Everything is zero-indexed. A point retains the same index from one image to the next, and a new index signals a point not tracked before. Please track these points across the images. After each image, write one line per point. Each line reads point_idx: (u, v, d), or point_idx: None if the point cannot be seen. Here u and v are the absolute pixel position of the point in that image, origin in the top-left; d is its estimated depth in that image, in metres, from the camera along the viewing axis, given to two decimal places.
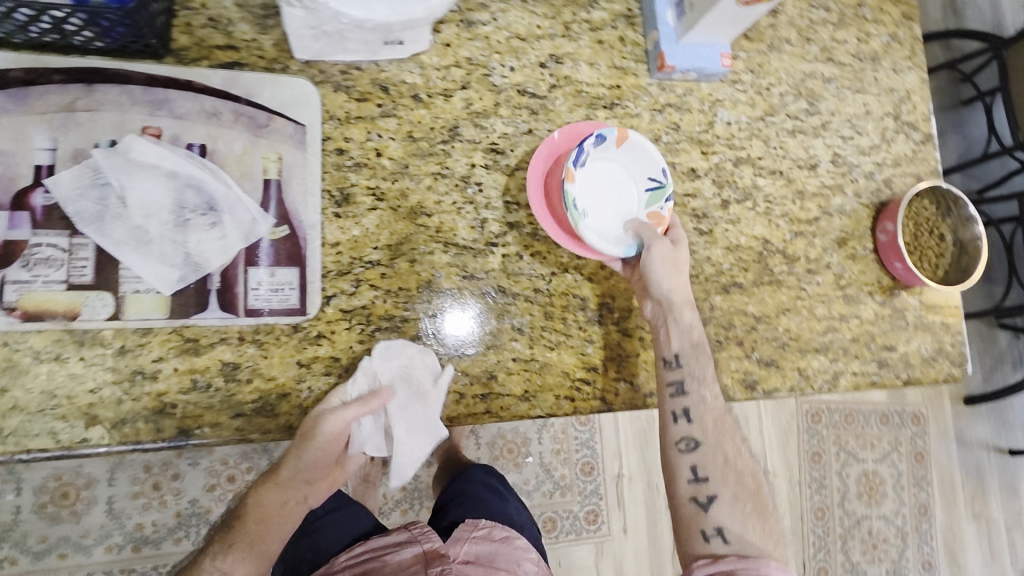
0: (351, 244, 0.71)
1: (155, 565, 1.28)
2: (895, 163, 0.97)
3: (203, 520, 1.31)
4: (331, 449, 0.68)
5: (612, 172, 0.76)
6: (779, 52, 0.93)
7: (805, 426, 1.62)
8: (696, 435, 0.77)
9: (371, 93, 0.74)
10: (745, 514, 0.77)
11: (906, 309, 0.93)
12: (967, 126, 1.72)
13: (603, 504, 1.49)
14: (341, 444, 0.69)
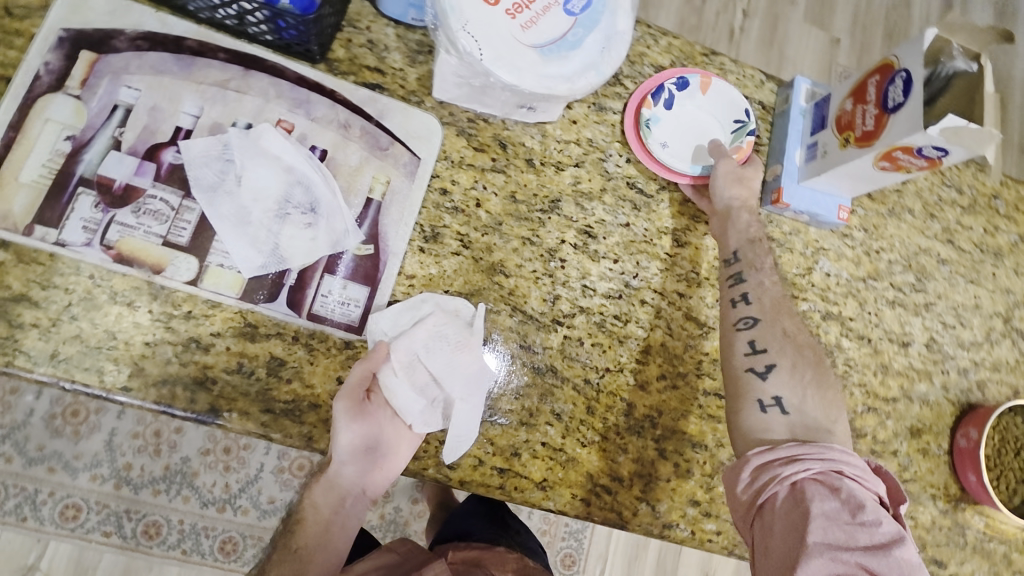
0: (425, 281, 0.72)
1: (128, 508, 1.29)
2: (994, 367, 0.91)
3: (186, 480, 1.33)
4: (371, 413, 0.66)
5: (704, 113, 0.83)
6: (899, 219, 0.90)
7: None
8: (756, 312, 0.75)
9: (489, 146, 0.76)
10: (806, 368, 0.74)
11: (966, 526, 0.85)
12: None
13: None
14: (381, 404, 0.67)
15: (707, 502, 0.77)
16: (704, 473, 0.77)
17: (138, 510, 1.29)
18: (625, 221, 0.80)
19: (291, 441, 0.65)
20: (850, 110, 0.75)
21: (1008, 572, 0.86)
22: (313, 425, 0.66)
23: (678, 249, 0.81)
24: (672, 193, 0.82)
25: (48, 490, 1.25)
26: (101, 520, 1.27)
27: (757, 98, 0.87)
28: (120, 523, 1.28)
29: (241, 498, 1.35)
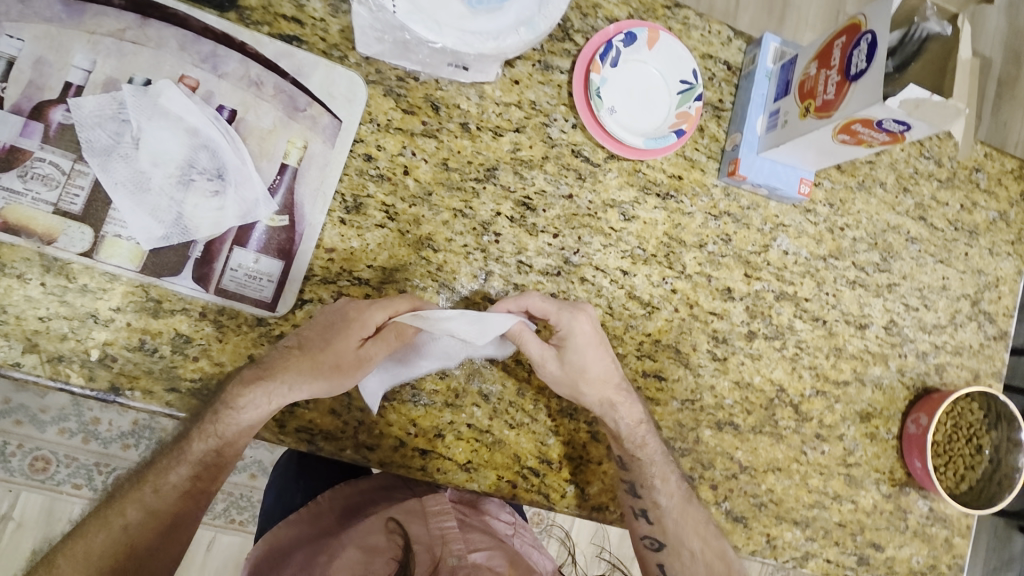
0: (345, 255, 0.68)
1: (96, 462, 1.26)
2: (956, 351, 0.87)
3: (155, 436, 1.29)
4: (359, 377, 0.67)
5: (647, 73, 0.75)
6: (868, 193, 0.85)
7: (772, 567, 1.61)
8: (659, 538, 0.76)
9: (420, 108, 0.70)
10: (696, 541, 0.74)
11: (908, 511, 0.84)
12: None
13: None
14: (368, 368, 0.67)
15: None
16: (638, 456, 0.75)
17: (106, 464, 1.27)
18: (568, 192, 0.74)
19: (200, 420, 0.63)
20: (813, 75, 0.68)
21: (948, 556, 0.85)
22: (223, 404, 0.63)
23: (625, 224, 0.76)
24: (622, 162, 0.76)
25: (15, 442, 1.22)
26: (70, 472, 1.25)
27: (722, 58, 0.80)
28: (89, 476, 1.26)
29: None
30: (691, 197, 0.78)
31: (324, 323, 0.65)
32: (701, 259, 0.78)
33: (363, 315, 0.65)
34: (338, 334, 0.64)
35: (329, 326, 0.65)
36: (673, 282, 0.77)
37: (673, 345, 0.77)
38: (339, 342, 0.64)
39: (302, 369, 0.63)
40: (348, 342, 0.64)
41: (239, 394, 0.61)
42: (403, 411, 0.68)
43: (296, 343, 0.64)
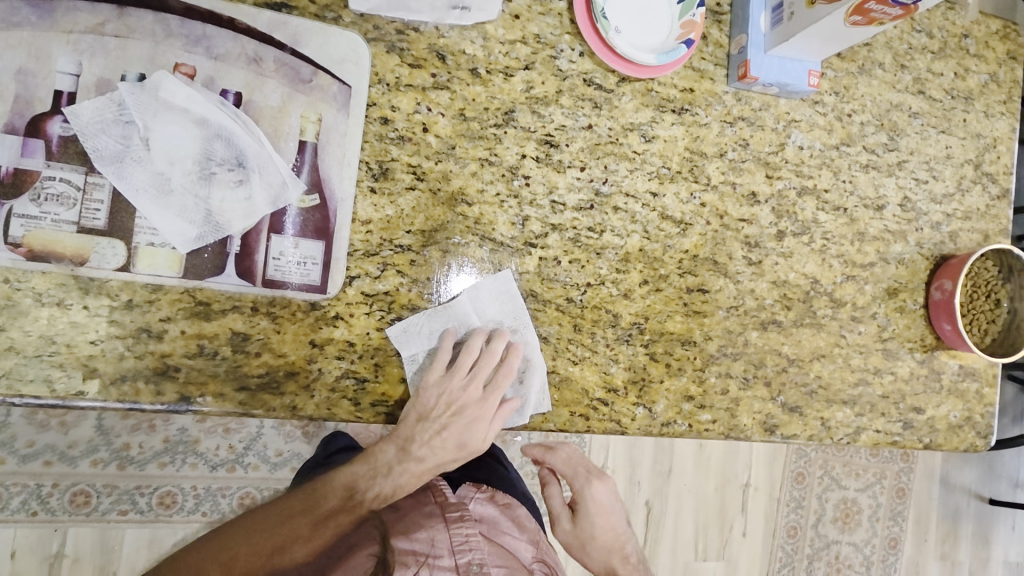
0: (383, 224, 0.66)
1: None
2: (965, 216, 0.91)
3: None
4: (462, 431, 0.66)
5: None
6: (870, 76, 0.86)
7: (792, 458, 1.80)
8: None
9: (426, 60, 0.68)
10: None
11: (941, 372, 0.89)
12: None
13: None
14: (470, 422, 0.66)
15: (701, 395, 0.78)
16: (696, 370, 0.78)
17: None
18: (587, 123, 0.74)
19: (275, 413, 0.62)
20: None
21: (981, 406, 0.91)
22: (295, 394, 0.63)
23: (646, 145, 0.76)
24: (634, 84, 0.75)
25: None
26: None
27: None
28: None
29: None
30: (706, 107, 0.78)
31: (454, 428, 0.65)
32: (723, 169, 0.79)
33: (482, 410, 0.66)
34: (472, 440, 0.65)
35: (462, 431, 0.65)
36: (701, 195, 0.78)
37: (710, 257, 0.79)
38: (478, 445, 0.66)
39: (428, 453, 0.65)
40: (483, 441, 0.66)
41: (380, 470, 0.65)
42: None
43: (433, 442, 0.64)
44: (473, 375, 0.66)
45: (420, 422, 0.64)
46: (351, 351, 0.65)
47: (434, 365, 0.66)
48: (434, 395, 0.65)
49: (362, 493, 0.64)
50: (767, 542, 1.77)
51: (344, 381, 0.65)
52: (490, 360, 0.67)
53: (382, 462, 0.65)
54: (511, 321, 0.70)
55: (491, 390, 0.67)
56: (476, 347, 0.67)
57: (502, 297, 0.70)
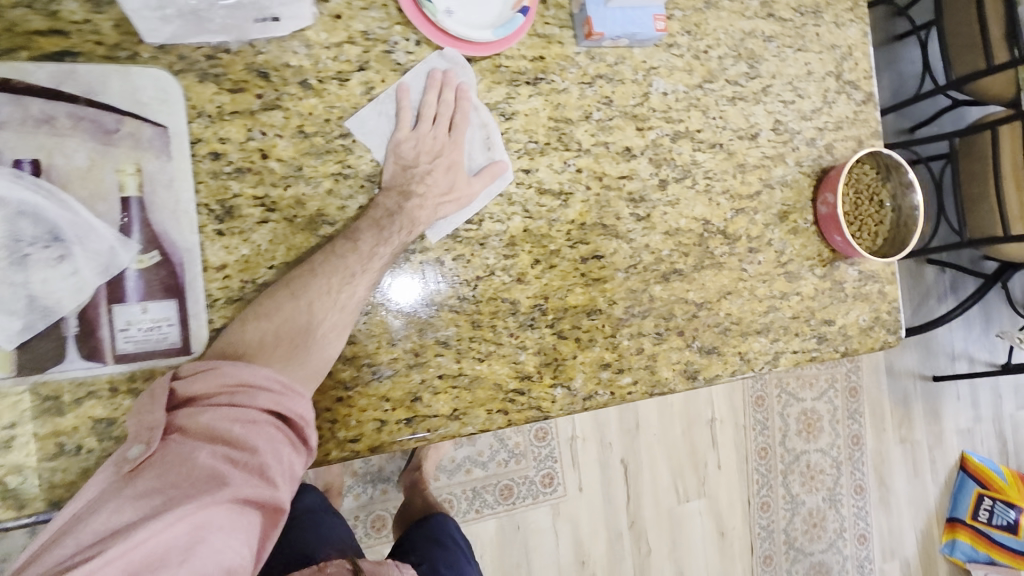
0: (241, 266, 0.62)
1: None
2: (837, 127, 0.93)
3: None
4: (445, 177, 0.69)
5: None
6: (717, 9, 0.85)
7: (751, 406, 1.87)
8: None
9: (247, 81, 0.63)
10: None
11: (844, 281, 0.91)
12: (899, 63, 1.80)
13: (557, 466, 1.69)
14: (448, 165, 0.69)
15: (617, 360, 0.78)
16: (606, 336, 0.77)
17: None
18: None
19: None
20: None
21: (886, 305, 0.94)
22: None
23: (507, 123, 0.73)
24: (481, 62, 0.72)
25: None
26: None
27: None
28: None
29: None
30: (560, 73, 0.76)
31: (441, 172, 0.69)
32: (593, 131, 0.78)
33: (457, 151, 0.70)
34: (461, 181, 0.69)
35: (450, 171, 0.69)
36: (576, 161, 0.76)
37: (598, 222, 0.77)
38: (467, 186, 0.69)
39: (423, 198, 0.67)
40: (474, 184, 0.70)
41: (345, 265, 0.62)
42: (370, 390, 0.66)
43: (419, 190, 0.67)
44: (439, 121, 0.69)
45: (407, 169, 0.67)
46: None
47: (402, 119, 0.68)
48: (411, 145, 0.68)
49: (388, 232, 0.65)
50: (742, 469, 1.87)
51: None
52: (446, 106, 0.69)
53: (390, 207, 0.66)
54: (447, 68, 0.70)
55: (456, 133, 0.70)
56: (433, 96, 0.69)
57: (442, 58, 0.70)
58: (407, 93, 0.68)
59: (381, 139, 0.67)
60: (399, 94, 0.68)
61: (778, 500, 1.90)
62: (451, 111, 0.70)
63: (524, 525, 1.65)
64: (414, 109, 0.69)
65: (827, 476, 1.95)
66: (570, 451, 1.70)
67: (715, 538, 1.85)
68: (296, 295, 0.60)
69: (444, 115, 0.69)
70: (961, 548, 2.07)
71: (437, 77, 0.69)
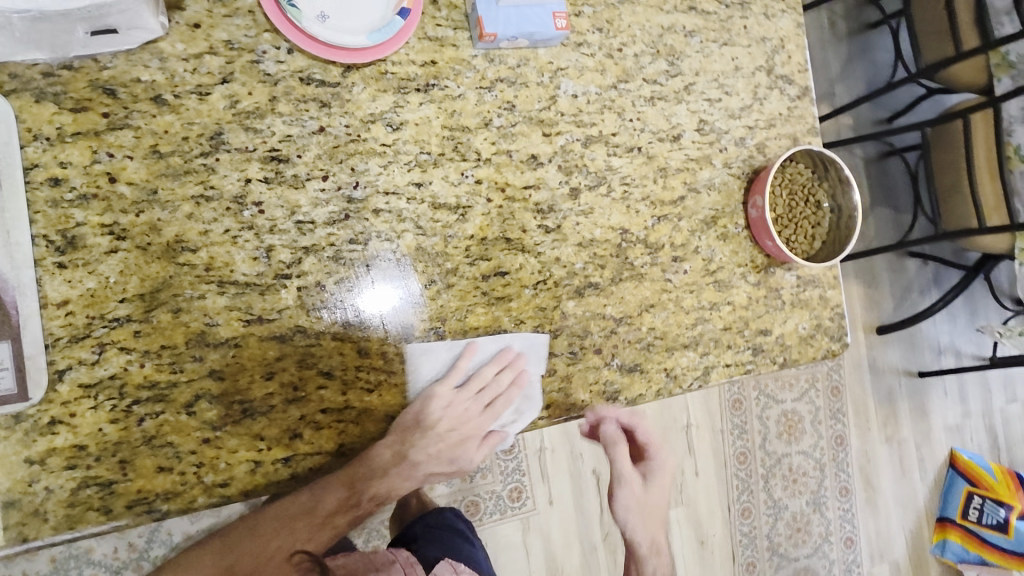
0: (86, 300, 0.57)
1: None
2: (769, 124, 0.87)
3: (83, 561, 1.18)
4: (449, 441, 0.68)
5: None
6: (632, 3, 0.80)
7: (729, 410, 1.74)
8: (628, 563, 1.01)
9: (91, 99, 0.57)
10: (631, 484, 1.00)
11: (780, 288, 0.86)
12: (875, 51, 1.65)
13: (526, 480, 1.58)
14: (456, 435, 0.69)
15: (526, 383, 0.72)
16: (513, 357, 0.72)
17: None
18: (317, 126, 0.65)
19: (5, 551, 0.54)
20: None
21: (830, 311, 0.88)
22: (24, 523, 0.55)
23: (395, 134, 0.68)
24: (364, 70, 0.67)
25: None
26: None
27: None
28: None
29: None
30: (455, 78, 0.71)
31: (450, 439, 0.68)
32: (493, 138, 0.72)
33: (473, 455, 0.70)
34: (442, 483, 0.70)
35: (457, 444, 0.69)
36: (474, 172, 0.71)
37: (501, 236, 0.72)
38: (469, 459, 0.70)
39: (425, 462, 0.67)
40: (476, 456, 0.71)
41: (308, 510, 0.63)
42: (243, 430, 0.61)
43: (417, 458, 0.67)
44: (480, 395, 0.70)
45: (422, 427, 0.67)
46: (85, 456, 0.56)
47: (448, 377, 0.68)
48: (440, 403, 0.68)
49: (358, 500, 0.64)
50: (723, 476, 1.73)
51: (84, 491, 0.56)
52: (498, 385, 0.70)
53: (383, 463, 0.65)
54: (519, 350, 0.72)
55: (491, 412, 0.70)
56: (491, 369, 0.70)
57: (522, 339, 0.72)
58: (473, 353, 0.70)
59: (421, 381, 0.68)
60: (464, 352, 0.70)
61: (758, 506, 1.76)
62: (497, 391, 0.70)
63: (492, 541, 1.56)
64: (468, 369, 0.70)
65: (811, 479, 1.81)
66: (538, 463, 1.59)
67: (695, 547, 1.69)
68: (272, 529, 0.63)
69: (484, 375, 0.70)
70: (952, 550, 1.93)
71: (504, 357, 0.71)
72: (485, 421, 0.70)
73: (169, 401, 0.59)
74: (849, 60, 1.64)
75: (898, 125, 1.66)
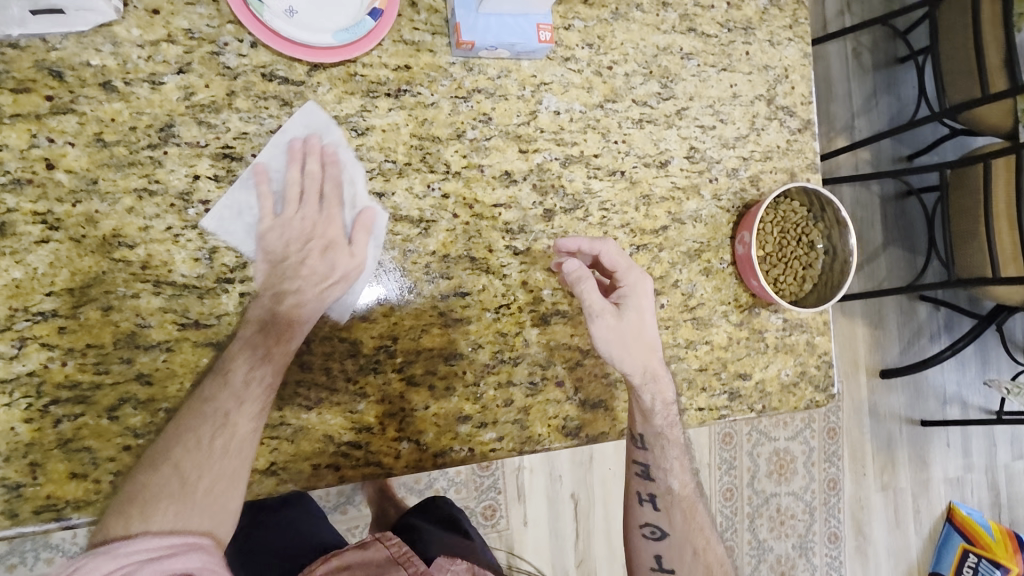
0: (10, 291, 0.54)
1: None
2: (765, 157, 0.82)
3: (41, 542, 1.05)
4: (312, 277, 0.62)
5: None
6: (627, 20, 0.76)
7: (719, 444, 1.60)
8: (663, 526, 0.77)
9: (35, 81, 0.55)
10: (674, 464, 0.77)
11: (764, 330, 0.81)
12: (899, 86, 1.59)
13: (501, 498, 1.41)
14: (311, 263, 0.62)
15: (479, 412, 0.68)
16: (467, 383, 0.68)
17: None
18: (276, 125, 0.62)
19: None
20: None
21: (816, 358, 0.83)
22: None
23: (360, 139, 0.65)
24: (331, 70, 0.64)
25: None
26: None
27: None
28: None
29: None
30: (429, 85, 0.67)
31: (315, 256, 0.62)
32: (465, 151, 0.69)
33: (348, 253, 0.63)
34: (347, 297, 0.64)
35: (327, 252, 0.63)
36: (442, 185, 0.67)
37: (465, 254, 0.68)
38: (351, 257, 0.63)
39: (292, 317, 0.60)
40: (353, 247, 0.63)
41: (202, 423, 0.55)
42: None
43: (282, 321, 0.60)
44: (306, 197, 0.62)
45: (277, 265, 0.61)
46: None
47: (265, 207, 0.61)
48: (278, 235, 0.61)
49: (263, 348, 0.59)
50: None
51: None
52: (313, 179, 0.63)
53: (263, 316, 0.60)
54: (307, 135, 0.62)
55: (328, 206, 0.63)
56: (293, 173, 0.62)
57: (300, 123, 0.62)
58: (266, 175, 0.61)
59: (243, 232, 0.60)
60: (256, 179, 0.61)
61: (743, 546, 1.63)
62: (319, 182, 0.63)
63: None
64: (277, 191, 0.62)
65: (799, 522, 1.68)
66: (516, 484, 1.41)
67: None
68: (180, 436, 0.55)
69: (292, 173, 0.62)
70: None
71: (297, 148, 0.62)
72: (335, 216, 0.63)
73: (90, 404, 0.56)
74: (874, 93, 1.57)
75: (919, 164, 1.59)
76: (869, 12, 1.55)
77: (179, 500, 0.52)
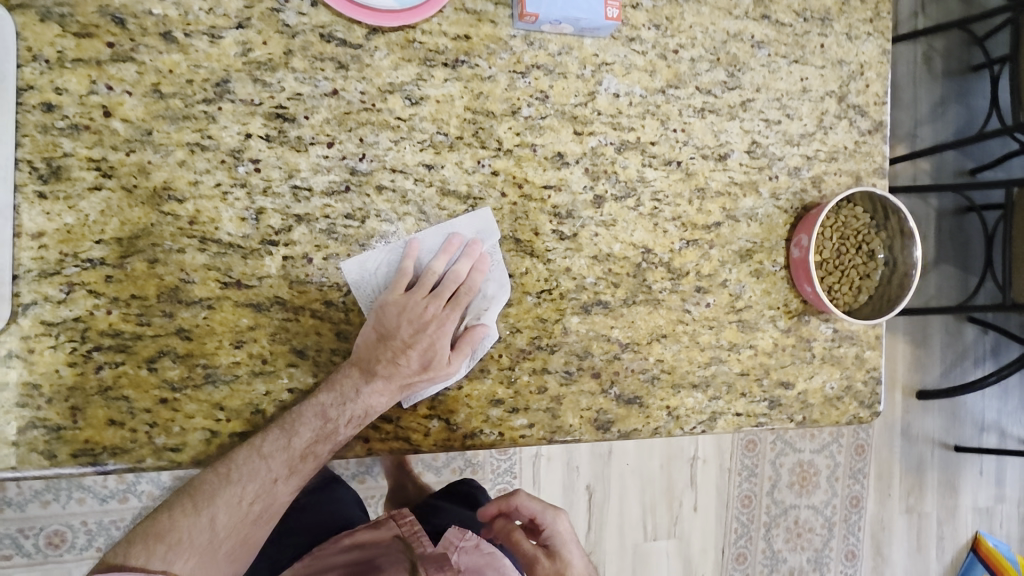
0: (62, 236, 0.54)
1: (19, 527, 1.06)
2: (830, 157, 0.78)
3: (74, 483, 1.08)
4: (408, 361, 0.60)
5: None
6: (697, 2, 0.72)
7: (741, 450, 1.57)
8: None
9: (98, 26, 0.55)
10: None
11: (812, 339, 0.77)
12: (971, 96, 1.50)
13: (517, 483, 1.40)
14: (412, 351, 0.60)
15: (511, 398, 0.67)
16: (501, 367, 0.66)
17: (31, 526, 1.06)
18: (330, 88, 0.60)
19: None
20: None
21: (863, 373, 0.79)
22: None
23: (413, 109, 0.63)
24: (390, 35, 0.62)
25: None
26: None
27: None
28: (16, 544, 1.06)
29: (142, 483, 1.10)
30: (488, 57, 0.65)
31: (415, 349, 0.60)
32: (518, 128, 0.66)
33: (441, 355, 0.61)
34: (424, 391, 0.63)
35: (428, 350, 0.61)
36: (492, 162, 0.65)
37: (510, 235, 0.66)
38: (448, 365, 0.62)
39: (374, 392, 0.59)
40: (449, 360, 0.62)
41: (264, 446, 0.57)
42: (204, 397, 0.58)
43: (371, 395, 0.59)
44: (436, 293, 0.61)
45: (383, 341, 0.60)
46: (38, 397, 0.54)
47: (397, 282, 0.61)
48: (395, 313, 0.60)
49: (334, 422, 0.59)
50: (722, 517, 1.56)
51: (31, 431, 0.54)
52: (456, 277, 0.62)
53: (347, 390, 0.59)
54: (472, 237, 0.64)
55: (453, 309, 0.62)
56: (439, 263, 0.62)
57: (468, 225, 0.64)
58: (415, 253, 0.62)
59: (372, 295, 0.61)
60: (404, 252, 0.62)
61: (756, 555, 1.59)
62: (456, 284, 0.62)
63: None
64: (415, 270, 0.63)
65: (816, 537, 1.63)
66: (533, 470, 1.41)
67: None
68: (199, 502, 0.56)
69: (438, 263, 0.62)
70: None
71: (456, 243, 0.63)
72: (450, 318, 0.62)
73: (132, 353, 0.56)
74: (944, 101, 1.48)
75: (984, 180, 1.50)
76: (946, 14, 1.46)
77: (204, 554, 0.56)
